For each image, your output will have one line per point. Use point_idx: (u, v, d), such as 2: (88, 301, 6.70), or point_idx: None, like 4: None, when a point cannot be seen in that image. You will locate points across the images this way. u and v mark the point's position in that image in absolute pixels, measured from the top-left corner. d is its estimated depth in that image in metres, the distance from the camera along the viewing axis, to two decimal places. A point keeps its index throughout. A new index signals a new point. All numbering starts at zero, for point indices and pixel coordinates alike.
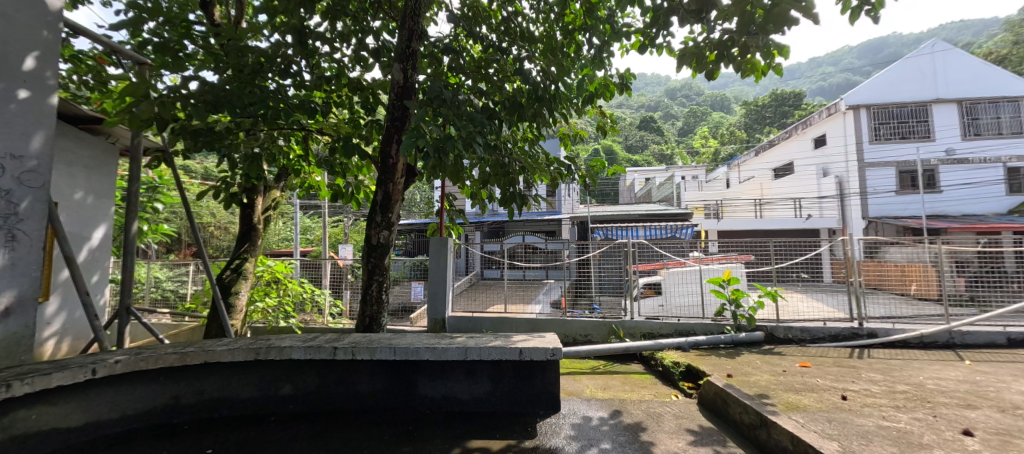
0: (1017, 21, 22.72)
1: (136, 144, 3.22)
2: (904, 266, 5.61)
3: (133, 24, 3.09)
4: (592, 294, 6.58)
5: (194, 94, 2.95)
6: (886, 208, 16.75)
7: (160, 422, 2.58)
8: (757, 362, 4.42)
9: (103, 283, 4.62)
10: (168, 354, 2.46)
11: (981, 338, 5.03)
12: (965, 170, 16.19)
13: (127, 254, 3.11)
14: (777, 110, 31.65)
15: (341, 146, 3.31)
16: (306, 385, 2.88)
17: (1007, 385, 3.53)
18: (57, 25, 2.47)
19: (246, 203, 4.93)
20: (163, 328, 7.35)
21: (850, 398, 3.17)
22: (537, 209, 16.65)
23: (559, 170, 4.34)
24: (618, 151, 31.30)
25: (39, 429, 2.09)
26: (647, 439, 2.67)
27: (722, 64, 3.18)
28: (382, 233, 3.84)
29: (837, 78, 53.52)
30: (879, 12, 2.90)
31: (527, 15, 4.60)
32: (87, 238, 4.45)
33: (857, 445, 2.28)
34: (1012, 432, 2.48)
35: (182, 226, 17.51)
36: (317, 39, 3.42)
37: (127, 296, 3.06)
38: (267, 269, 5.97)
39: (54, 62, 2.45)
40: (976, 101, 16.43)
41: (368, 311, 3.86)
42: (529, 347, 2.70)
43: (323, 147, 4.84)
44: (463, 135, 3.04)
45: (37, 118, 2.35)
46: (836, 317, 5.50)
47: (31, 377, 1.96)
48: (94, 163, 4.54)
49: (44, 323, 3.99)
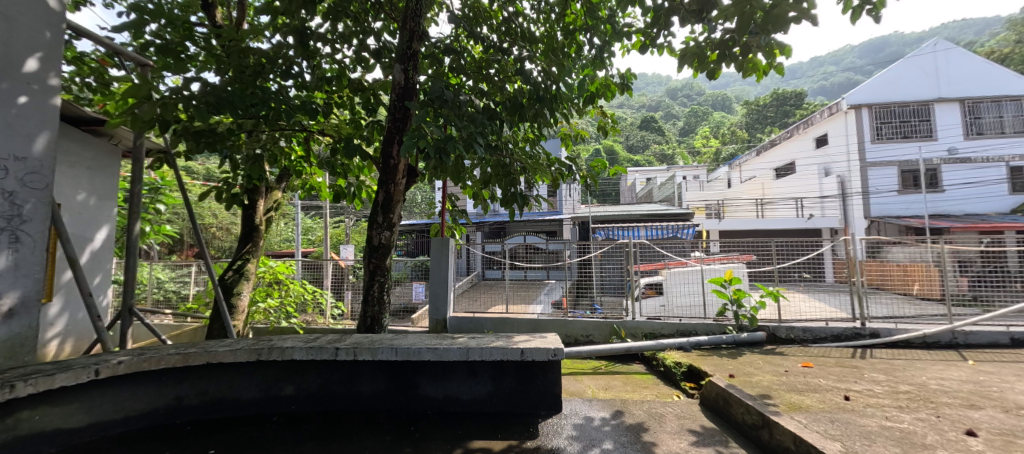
0: (1018, 20, 22.68)
1: (138, 145, 3.23)
2: (905, 265, 5.51)
3: (136, 25, 3.09)
4: (595, 294, 6.51)
5: (195, 95, 2.93)
6: (887, 208, 16.83)
7: (163, 423, 2.59)
8: (759, 362, 4.42)
9: (106, 284, 4.64)
10: (171, 354, 2.47)
11: (984, 338, 5.02)
12: (967, 169, 16.15)
13: (129, 255, 3.12)
14: (778, 110, 31.62)
15: (343, 146, 3.31)
16: (307, 385, 2.88)
17: (1010, 385, 3.51)
18: (60, 26, 2.48)
19: (248, 204, 4.94)
20: (165, 328, 7.38)
21: (853, 398, 3.16)
22: (538, 209, 16.66)
23: (560, 170, 4.33)
24: (619, 151, 31.30)
25: (42, 430, 2.09)
26: (649, 439, 2.67)
27: (723, 64, 3.17)
28: (383, 233, 3.83)
29: (838, 78, 53.45)
30: (880, 11, 2.90)
31: (527, 15, 4.60)
32: (90, 239, 4.47)
33: (859, 445, 2.27)
34: (1015, 432, 2.47)
35: (184, 226, 17.56)
36: (318, 39, 3.43)
37: (129, 297, 3.07)
38: (268, 270, 5.97)
39: (57, 63, 2.46)
40: (978, 100, 16.38)
41: (369, 312, 3.86)
42: (530, 347, 2.69)
43: (324, 148, 4.84)
44: (464, 135, 3.03)
45: (40, 120, 2.36)
46: (837, 317, 5.50)
47: (34, 378, 1.96)
48: (97, 165, 4.56)
49: (47, 324, 4.01)
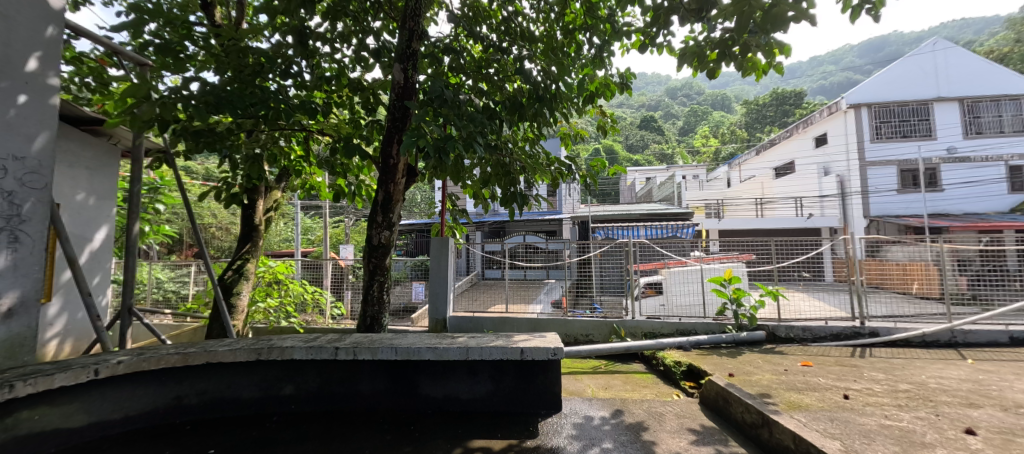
0: (1017, 19, 22.71)
1: (137, 145, 3.22)
2: (905, 264, 5.53)
3: (135, 25, 3.08)
4: (594, 293, 6.48)
5: (195, 95, 2.93)
6: (886, 208, 16.83)
7: (162, 422, 2.59)
8: (759, 361, 4.42)
9: (105, 284, 4.63)
10: (170, 354, 2.47)
11: (984, 337, 5.02)
12: (967, 169, 16.10)
13: (128, 254, 3.12)
14: (778, 109, 31.66)
15: (343, 146, 3.31)
16: (307, 385, 2.88)
17: (1010, 383, 3.51)
18: (60, 25, 2.47)
19: (247, 204, 4.93)
20: (165, 328, 7.37)
21: (853, 397, 3.16)
22: (537, 209, 16.70)
23: (560, 170, 4.32)
24: (619, 151, 31.31)
25: (41, 430, 2.09)
26: (649, 438, 2.67)
27: (723, 63, 3.16)
28: (383, 233, 3.83)
29: (838, 77, 53.46)
30: (879, 10, 2.90)
31: (526, 14, 4.59)
32: (89, 239, 4.46)
33: (859, 444, 2.27)
34: (1014, 431, 2.48)
35: (183, 226, 17.56)
36: (317, 39, 3.44)
37: (129, 297, 3.06)
38: (267, 270, 5.96)
39: (56, 62, 2.45)
40: (977, 99, 16.38)
41: (369, 312, 3.86)
42: (530, 347, 2.69)
43: (323, 148, 4.84)
44: (464, 135, 3.03)
45: (39, 120, 2.35)
46: (837, 316, 5.51)
47: (34, 378, 1.96)
48: (96, 164, 4.55)
49: (46, 324, 4.00)
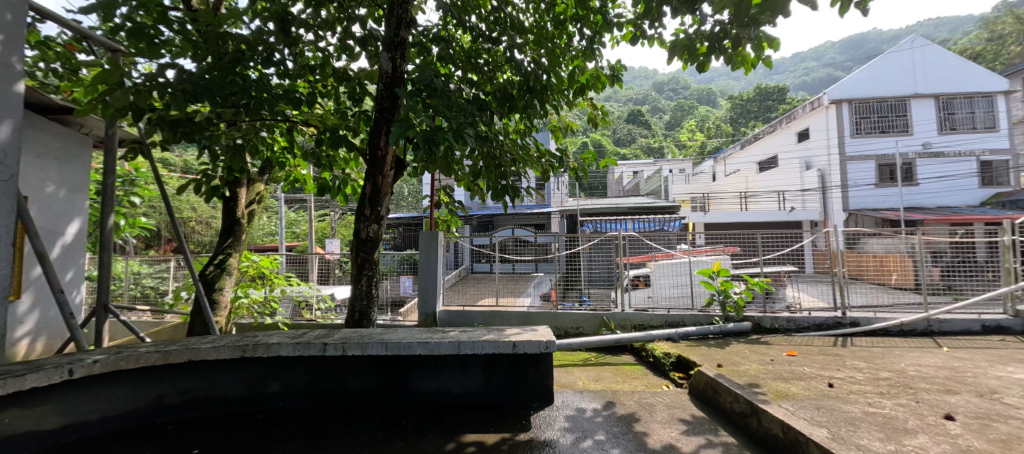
0: (992, 21, 23.59)
1: (110, 135, 3.05)
2: (881, 256, 5.69)
3: (105, 8, 2.88)
4: (582, 286, 6.56)
5: (171, 83, 2.74)
6: (865, 201, 17.33)
7: (143, 423, 2.49)
8: (745, 352, 4.48)
9: (78, 281, 4.44)
10: (150, 353, 2.37)
11: (958, 326, 5.18)
12: (938, 164, 16.73)
13: (103, 249, 2.97)
14: (761, 105, 32.39)
15: (328, 137, 3.20)
16: (294, 382, 2.81)
17: (985, 370, 3.63)
18: (21, 8, 2.30)
19: (229, 196, 4.80)
20: (143, 326, 7.16)
21: (837, 385, 3.23)
22: (528, 202, 17.12)
23: (550, 162, 4.23)
24: (607, 144, 31.67)
25: (13, 433, 1.97)
26: (641, 429, 2.69)
27: (713, 56, 3.08)
28: (371, 226, 3.73)
29: (820, 74, 54.43)
30: (867, 4, 2.91)
31: (516, 5, 4.52)
32: (60, 234, 4.26)
33: (845, 431, 2.32)
34: (990, 416, 2.56)
35: (161, 221, 17.09)
36: (301, 26, 3.30)
37: (104, 293, 2.92)
38: (252, 264, 5.79)
39: (19, 47, 2.29)
40: (951, 96, 16.83)
41: (357, 306, 3.77)
42: (522, 340, 2.66)
43: (307, 139, 4.68)
44: (453, 125, 2.94)
45: (5, 107, 2.19)
46: (819, 307, 5.66)
47: (4, 379, 1.83)
48: (65, 155, 4.34)
49: (14, 323, 3.82)
